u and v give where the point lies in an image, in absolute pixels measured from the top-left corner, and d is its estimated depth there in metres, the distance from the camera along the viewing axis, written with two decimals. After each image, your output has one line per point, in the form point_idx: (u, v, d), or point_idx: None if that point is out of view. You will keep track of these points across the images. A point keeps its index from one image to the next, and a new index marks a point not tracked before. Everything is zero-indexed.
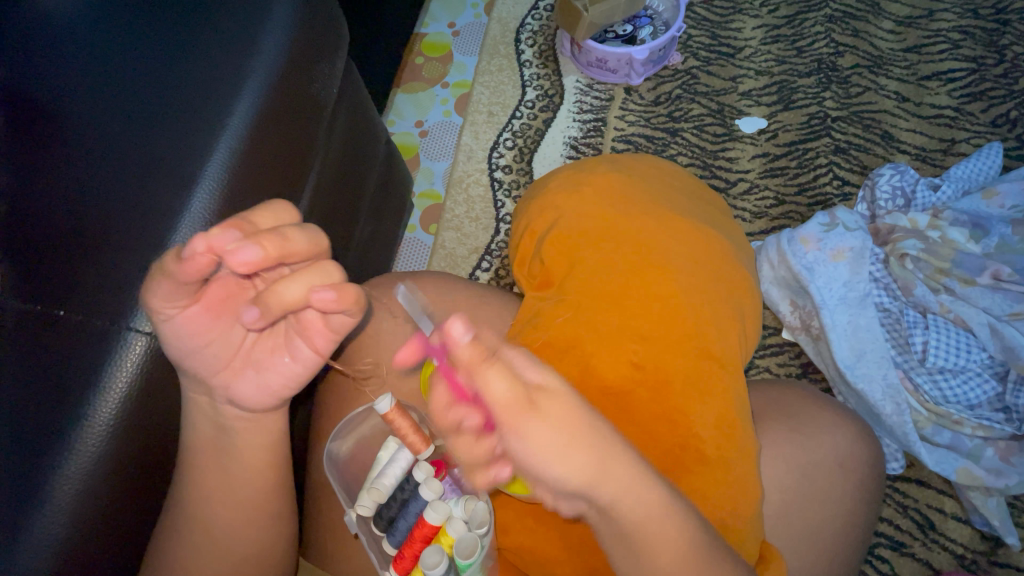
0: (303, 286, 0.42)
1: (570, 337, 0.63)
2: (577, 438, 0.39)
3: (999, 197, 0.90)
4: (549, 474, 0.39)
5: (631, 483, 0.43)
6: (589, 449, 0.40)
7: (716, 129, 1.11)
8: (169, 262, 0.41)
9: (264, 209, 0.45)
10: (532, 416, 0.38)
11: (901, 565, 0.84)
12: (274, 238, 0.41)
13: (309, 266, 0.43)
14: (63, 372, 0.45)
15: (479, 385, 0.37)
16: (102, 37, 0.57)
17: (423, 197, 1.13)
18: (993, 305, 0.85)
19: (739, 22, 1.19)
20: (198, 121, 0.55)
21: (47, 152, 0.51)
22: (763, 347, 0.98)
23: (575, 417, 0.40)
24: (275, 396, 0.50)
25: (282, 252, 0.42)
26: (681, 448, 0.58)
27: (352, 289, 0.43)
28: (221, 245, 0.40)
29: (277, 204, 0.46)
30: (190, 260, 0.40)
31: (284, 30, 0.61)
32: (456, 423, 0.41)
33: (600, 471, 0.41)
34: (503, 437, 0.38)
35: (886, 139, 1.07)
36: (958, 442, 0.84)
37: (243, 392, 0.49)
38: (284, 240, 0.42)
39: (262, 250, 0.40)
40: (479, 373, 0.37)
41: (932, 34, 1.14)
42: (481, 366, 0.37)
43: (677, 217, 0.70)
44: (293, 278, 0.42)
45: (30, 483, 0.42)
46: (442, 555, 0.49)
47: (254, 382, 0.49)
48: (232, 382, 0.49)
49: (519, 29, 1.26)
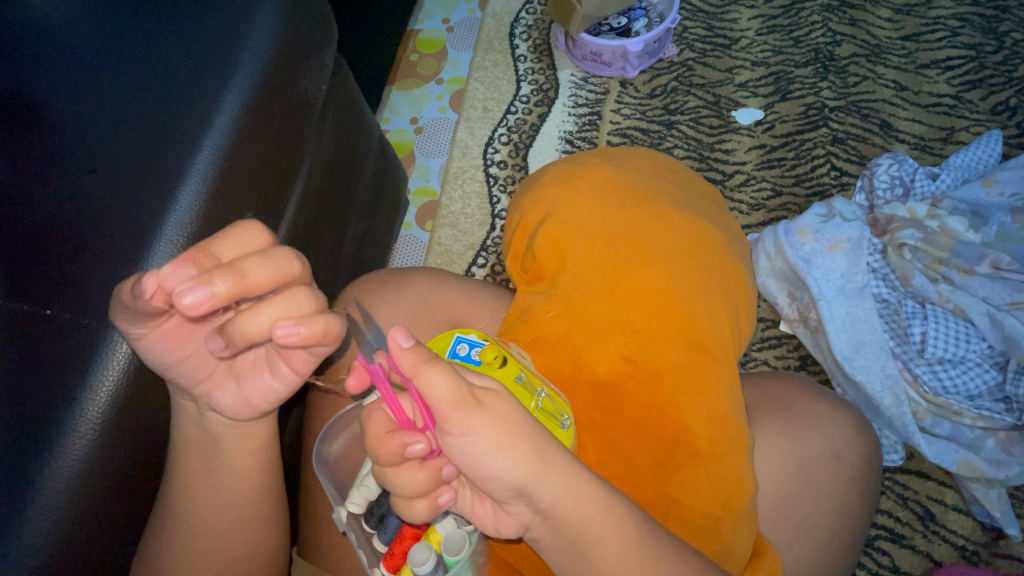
0: (269, 318, 0.42)
1: (561, 331, 0.62)
2: (516, 432, 0.43)
3: (998, 185, 0.89)
4: (490, 467, 0.42)
5: (570, 481, 0.46)
6: (526, 443, 0.44)
7: (712, 121, 1.10)
8: (127, 296, 0.41)
9: (224, 237, 0.44)
10: (473, 410, 0.41)
11: (901, 557, 0.83)
12: (230, 277, 0.40)
13: (275, 295, 0.43)
14: (51, 369, 0.45)
15: (422, 385, 0.40)
16: (90, 37, 0.57)
17: (418, 194, 1.13)
18: (992, 294, 0.84)
19: (735, 13, 1.19)
20: (185, 118, 0.55)
21: (35, 151, 0.51)
22: (760, 340, 0.97)
23: (511, 414, 0.44)
24: (253, 408, 0.52)
25: (240, 289, 0.40)
26: (675, 440, 0.58)
27: (320, 321, 0.43)
28: (172, 285, 0.39)
29: (240, 231, 0.45)
30: (144, 299, 0.40)
31: (271, 26, 0.60)
32: (400, 445, 0.43)
33: (540, 466, 0.44)
34: (446, 432, 0.41)
35: (884, 129, 1.06)
36: (959, 433, 0.83)
37: (224, 403, 0.51)
38: (242, 277, 0.41)
39: (216, 292, 0.39)
40: (422, 373, 0.40)
41: (931, 22, 1.13)
42: (424, 367, 0.40)
43: (667, 209, 0.69)
44: (258, 310, 0.42)
45: (18, 481, 0.42)
46: (430, 551, 0.48)
47: (234, 394, 0.51)
48: (214, 392, 0.50)
49: (514, 23, 1.25)
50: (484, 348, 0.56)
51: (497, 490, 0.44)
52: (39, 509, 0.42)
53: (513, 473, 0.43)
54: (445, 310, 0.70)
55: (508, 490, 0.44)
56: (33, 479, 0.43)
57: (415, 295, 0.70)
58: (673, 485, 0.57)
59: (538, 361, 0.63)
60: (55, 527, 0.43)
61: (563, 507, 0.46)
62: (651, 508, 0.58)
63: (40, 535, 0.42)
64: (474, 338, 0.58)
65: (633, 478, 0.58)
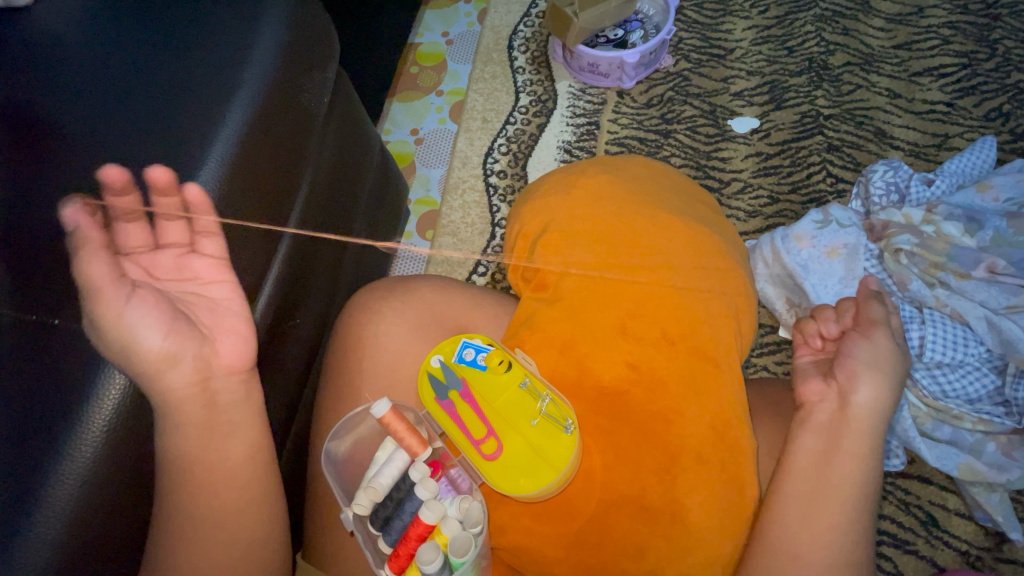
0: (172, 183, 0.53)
1: (565, 336, 0.63)
2: (884, 366, 0.63)
3: (993, 190, 0.91)
4: (881, 378, 0.62)
5: (879, 408, 0.61)
6: (891, 382, 0.62)
7: (708, 130, 1.11)
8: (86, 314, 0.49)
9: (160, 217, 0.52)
10: (865, 341, 0.65)
11: (905, 563, 0.83)
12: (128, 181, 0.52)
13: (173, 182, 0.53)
14: (62, 377, 0.46)
15: (869, 311, 0.69)
16: (99, 53, 0.59)
17: (420, 204, 1.14)
18: (989, 298, 0.85)
19: (729, 24, 1.20)
20: (189, 130, 0.56)
21: (43, 166, 0.52)
22: (760, 346, 0.98)
23: (887, 362, 0.64)
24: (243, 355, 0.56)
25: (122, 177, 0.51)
26: (686, 406, 0.59)
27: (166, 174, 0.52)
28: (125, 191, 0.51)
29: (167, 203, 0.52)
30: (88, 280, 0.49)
31: (274, 40, 0.62)
32: (865, 329, 0.67)
33: (887, 401, 0.61)
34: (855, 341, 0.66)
35: (879, 135, 1.07)
36: (959, 437, 0.84)
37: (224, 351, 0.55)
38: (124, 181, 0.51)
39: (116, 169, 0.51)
40: (867, 308, 0.69)
41: (922, 31, 1.14)
42: (868, 306, 0.70)
43: (665, 216, 0.70)
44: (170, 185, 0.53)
45: (27, 488, 0.43)
46: (436, 552, 0.51)
47: (227, 341, 0.55)
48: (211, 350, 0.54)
49: (512, 36, 1.27)
50: (490, 352, 0.64)
51: (855, 398, 0.61)
52: (49, 504, 0.43)
53: (879, 393, 0.61)
54: (445, 316, 0.70)
55: (862, 399, 0.61)
56: (39, 478, 0.43)
57: (420, 301, 0.70)
58: (679, 490, 0.56)
59: (543, 367, 0.63)
60: (63, 524, 0.43)
61: (866, 417, 0.60)
62: (658, 512, 0.56)
63: (49, 535, 0.43)
64: (479, 342, 0.65)
65: (638, 484, 0.57)
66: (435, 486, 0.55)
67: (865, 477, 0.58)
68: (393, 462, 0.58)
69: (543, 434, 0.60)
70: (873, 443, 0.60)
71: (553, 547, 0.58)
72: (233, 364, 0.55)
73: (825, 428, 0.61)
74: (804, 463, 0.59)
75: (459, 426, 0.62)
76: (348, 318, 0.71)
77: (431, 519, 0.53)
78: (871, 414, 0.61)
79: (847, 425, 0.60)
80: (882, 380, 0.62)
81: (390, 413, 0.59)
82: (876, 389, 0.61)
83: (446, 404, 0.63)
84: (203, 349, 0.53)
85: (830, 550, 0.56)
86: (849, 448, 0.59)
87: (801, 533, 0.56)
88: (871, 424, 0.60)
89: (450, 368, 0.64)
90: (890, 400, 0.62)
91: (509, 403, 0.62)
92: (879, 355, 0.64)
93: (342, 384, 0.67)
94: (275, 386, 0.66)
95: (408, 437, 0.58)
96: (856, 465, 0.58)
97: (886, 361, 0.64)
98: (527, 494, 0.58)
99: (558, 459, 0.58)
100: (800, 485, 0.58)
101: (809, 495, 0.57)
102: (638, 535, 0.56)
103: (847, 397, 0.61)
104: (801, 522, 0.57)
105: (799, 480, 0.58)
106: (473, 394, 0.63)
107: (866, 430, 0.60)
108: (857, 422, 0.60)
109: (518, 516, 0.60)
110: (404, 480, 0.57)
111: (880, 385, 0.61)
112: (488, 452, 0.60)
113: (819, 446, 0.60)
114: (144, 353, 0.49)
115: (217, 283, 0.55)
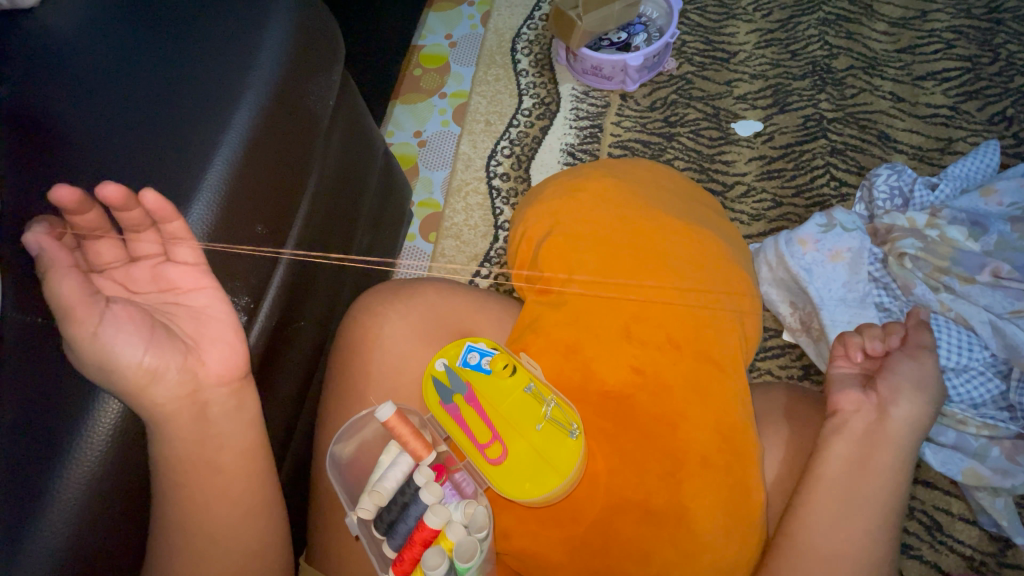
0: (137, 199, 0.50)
1: (569, 340, 0.63)
2: (926, 384, 0.64)
3: (997, 194, 0.90)
4: (921, 395, 0.63)
5: (915, 422, 0.62)
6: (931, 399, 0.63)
7: (712, 133, 1.11)
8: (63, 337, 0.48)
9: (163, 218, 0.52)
10: (910, 358, 0.66)
11: (909, 568, 0.83)
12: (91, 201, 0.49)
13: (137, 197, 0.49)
14: (68, 380, 0.46)
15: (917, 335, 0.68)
16: (105, 55, 0.59)
17: (423, 206, 1.15)
18: (994, 302, 0.84)
19: (732, 27, 1.20)
20: (194, 132, 0.56)
21: (49, 169, 0.52)
22: (763, 349, 0.98)
23: (931, 381, 0.64)
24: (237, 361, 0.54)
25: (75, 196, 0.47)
26: (694, 409, 0.59)
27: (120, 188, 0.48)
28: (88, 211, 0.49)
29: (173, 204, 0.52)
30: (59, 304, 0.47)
31: (280, 43, 0.62)
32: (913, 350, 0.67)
33: (925, 417, 0.62)
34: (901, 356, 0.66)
35: (883, 139, 1.07)
36: (963, 441, 0.83)
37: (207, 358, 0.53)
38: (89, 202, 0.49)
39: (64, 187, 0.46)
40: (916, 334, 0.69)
41: (926, 35, 1.14)
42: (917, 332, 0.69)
43: (670, 219, 0.70)
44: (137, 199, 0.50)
45: (32, 490, 0.43)
46: (442, 557, 0.51)
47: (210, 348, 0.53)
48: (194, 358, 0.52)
49: (515, 38, 1.27)
50: (494, 356, 0.63)
51: (893, 409, 0.62)
52: (53, 507, 0.43)
53: (917, 408, 0.62)
54: (448, 319, 0.70)
55: (898, 411, 0.62)
56: (42, 483, 0.43)
57: (425, 304, 0.70)
58: (686, 494, 0.56)
59: (548, 371, 0.63)
60: (67, 527, 0.43)
61: (901, 428, 0.61)
62: (664, 517, 0.56)
63: (53, 539, 0.42)
64: (483, 346, 0.65)
65: (644, 488, 0.57)
66: (440, 490, 0.55)
67: (895, 489, 0.59)
68: (397, 466, 0.58)
69: (549, 439, 0.60)
70: (906, 457, 0.60)
71: (558, 551, 0.58)
72: (222, 373, 0.53)
73: (859, 438, 0.61)
74: (838, 471, 0.59)
75: (462, 430, 0.62)
76: (352, 321, 0.70)
77: (436, 524, 0.53)
78: (907, 429, 0.61)
79: (881, 433, 0.61)
80: (922, 395, 0.63)
81: (394, 416, 0.59)
82: (915, 410, 0.62)
83: (451, 408, 0.63)
84: (187, 359, 0.52)
85: (853, 557, 0.56)
86: (879, 463, 0.59)
87: (828, 536, 0.57)
88: (902, 442, 0.61)
89: (455, 371, 0.64)
90: (926, 420, 0.62)
91: (515, 407, 0.62)
92: (924, 374, 0.64)
93: (346, 387, 0.67)
94: (279, 389, 0.66)
95: (412, 441, 0.58)
96: (886, 476, 0.59)
97: (931, 381, 0.64)
98: (532, 499, 0.57)
99: (565, 465, 0.58)
100: (831, 491, 0.58)
101: (839, 500, 0.58)
102: (642, 540, 0.56)
103: (885, 409, 0.62)
104: (829, 530, 0.57)
105: (834, 486, 0.58)
106: (478, 397, 0.63)
107: (902, 452, 0.61)
108: (892, 431, 0.61)
109: (524, 520, 0.59)
110: (410, 484, 0.56)
111: (920, 402, 0.62)
112: (493, 456, 0.60)
113: (855, 454, 0.60)
114: (124, 368, 0.47)
115: (199, 290, 0.53)
